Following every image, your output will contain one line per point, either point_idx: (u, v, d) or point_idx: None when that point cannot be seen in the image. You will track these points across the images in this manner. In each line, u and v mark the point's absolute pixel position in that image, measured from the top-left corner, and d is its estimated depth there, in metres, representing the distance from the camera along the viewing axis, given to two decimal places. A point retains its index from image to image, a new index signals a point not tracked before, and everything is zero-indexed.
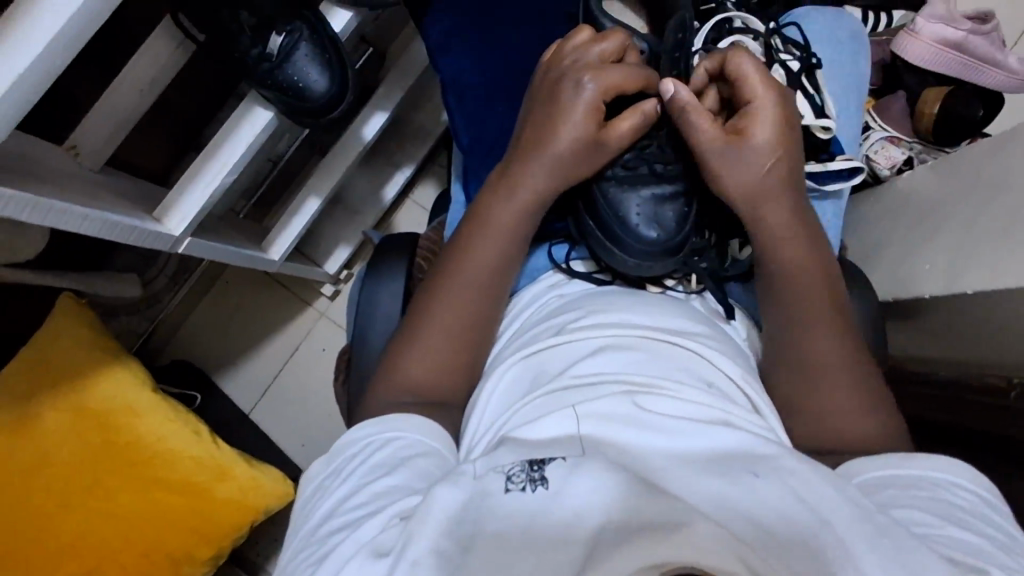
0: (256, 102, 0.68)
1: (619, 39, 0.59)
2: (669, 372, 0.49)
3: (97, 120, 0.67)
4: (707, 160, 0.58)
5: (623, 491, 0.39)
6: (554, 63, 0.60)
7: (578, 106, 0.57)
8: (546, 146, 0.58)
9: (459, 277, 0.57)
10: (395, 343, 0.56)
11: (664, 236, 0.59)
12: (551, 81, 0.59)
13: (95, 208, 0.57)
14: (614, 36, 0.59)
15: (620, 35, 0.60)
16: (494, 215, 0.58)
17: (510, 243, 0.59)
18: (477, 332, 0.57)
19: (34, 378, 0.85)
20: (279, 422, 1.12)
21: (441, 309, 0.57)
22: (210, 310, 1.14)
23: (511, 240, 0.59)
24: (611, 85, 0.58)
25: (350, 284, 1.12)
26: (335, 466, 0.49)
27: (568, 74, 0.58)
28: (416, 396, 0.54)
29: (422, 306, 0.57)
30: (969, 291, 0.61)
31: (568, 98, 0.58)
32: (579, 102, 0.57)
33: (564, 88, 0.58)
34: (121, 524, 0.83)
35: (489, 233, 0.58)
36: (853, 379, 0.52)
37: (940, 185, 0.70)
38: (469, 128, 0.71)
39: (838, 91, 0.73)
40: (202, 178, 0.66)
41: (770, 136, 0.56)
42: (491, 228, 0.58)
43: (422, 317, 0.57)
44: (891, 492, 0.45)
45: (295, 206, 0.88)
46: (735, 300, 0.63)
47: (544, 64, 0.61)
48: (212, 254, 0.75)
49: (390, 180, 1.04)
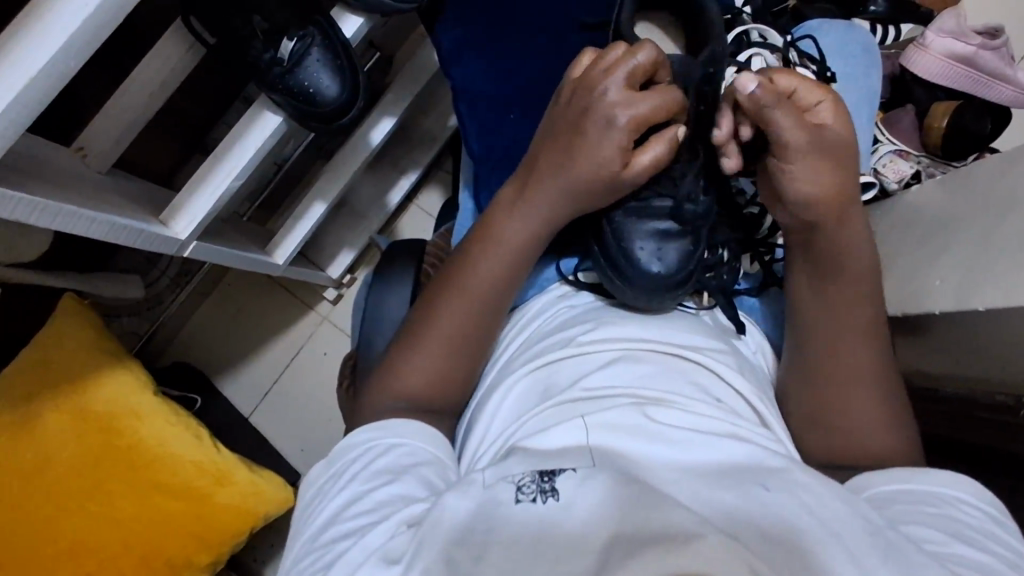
0: (266, 106, 0.67)
1: (652, 53, 0.55)
2: (679, 386, 0.49)
3: (106, 123, 0.67)
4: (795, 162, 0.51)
5: (634, 502, 0.38)
6: (581, 83, 0.56)
7: (607, 143, 0.55)
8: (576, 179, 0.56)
9: (472, 288, 0.56)
10: (406, 337, 0.56)
11: (666, 273, 0.57)
12: (579, 105, 0.56)
13: (103, 211, 0.56)
14: (647, 49, 0.55)
15: (651, 50, 0.55)
16: (507, 225, 0.58)
17: (514, 261, 0.57)
18: (480, 329, 0.57)
19: (36, 378, 0.85)
20: (279, 426, 1.11)
21: (453, 315, 0.56)
22: (213, 312, 1.14)
23: (516, 258, 0.57)
24: (640, 117, 0.54)
25: (353, 288, 1.11)
26: (337, 466, 0.49)
27: (597, 105, 0.55)
28: (409, 403, 0.54)
29: (437, 302, 0.57)
30: (980, 309, 0.60)
31: (597, 131, 0.55)
32: (608, 138, 0.54)
33: (592, 118, 0.55)
34: (122, 528, 0.82)
35: (505, 250, 0.57)
36: (864, 394, 0.52)
37: (950, 199, 0.69)
38: (481, 135, 0.71)
39: (852, 105, 0.72)
40: (211, 179, 0.66)
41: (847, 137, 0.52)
42: (503, 234, 0.57)
43: (433, 321, 0.56)
44: (900, 506, 0.44)
45: (301, 210, 0.87)
46: (744, 308, 0.64)
47: (572, 83, 0.57)
48: (218, 258, 0.74)
49: (395, 185, 1.03)
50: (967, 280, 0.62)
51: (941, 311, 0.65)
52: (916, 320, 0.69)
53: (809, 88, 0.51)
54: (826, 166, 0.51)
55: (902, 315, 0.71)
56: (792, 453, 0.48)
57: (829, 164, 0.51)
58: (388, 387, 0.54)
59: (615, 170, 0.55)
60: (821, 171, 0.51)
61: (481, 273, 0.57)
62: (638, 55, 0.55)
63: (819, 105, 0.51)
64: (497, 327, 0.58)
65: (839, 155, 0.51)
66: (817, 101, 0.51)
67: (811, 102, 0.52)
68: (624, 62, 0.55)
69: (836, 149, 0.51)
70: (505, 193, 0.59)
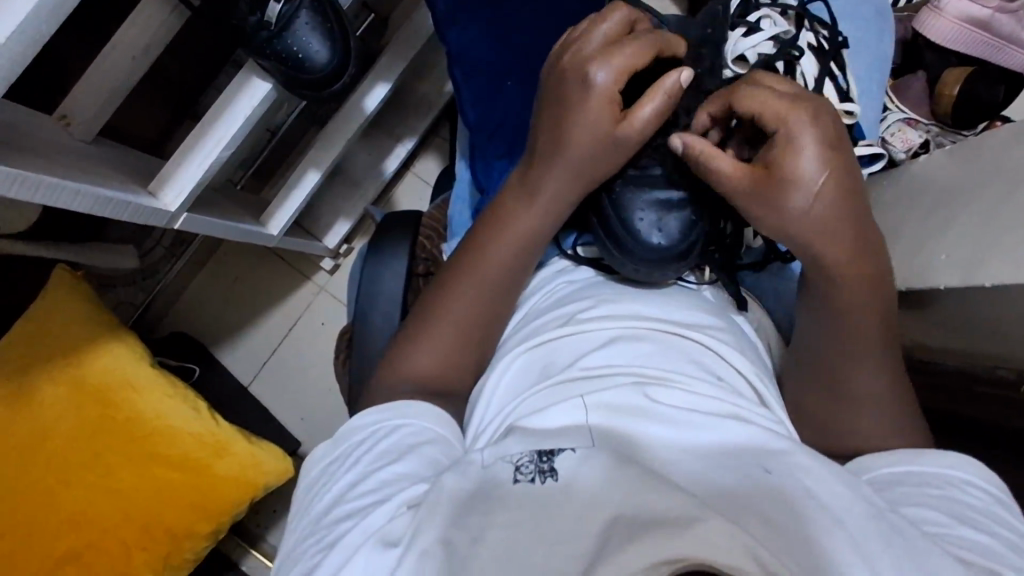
0: (254, 73, 0.64)
1: (622, 16, 0.55)
2: (680, 365, 0.48)
3: (90, 90, 0.64)
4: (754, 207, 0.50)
5: (633, 484, 0.37)
6: (559, 50, 0.56)
7: (591, 99, 0.53)
8: (578, 136, 0.54)
9: (481, 264, 0.56)
10: (415, 313, 0.56)
11: (667, 244, 0.55)
12: (558, 67, 0.55)
13: (88, 183, 0.54)
14: (616, 13, 0.55)
15: (623, 12, 0.55)
16: (509, 208, 0.57)
17: (516, 234, 0.56)
18: (480, 309, 0.55)
19: (36, 350, 0.85)
20: (279, 395, 1.11)
21: (466, 290, 0.55)
22: (209, 282, 1.13)
23: (519, 232, 0.56)
24: (620, 67, 0.52)
25: (350, 258, 1.09)
26: (340, 448, 0.48)
27: (572, 64, 0.54)
28: (415, 383, 0.52)
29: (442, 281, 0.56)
30: (987, 284, 0.58)
31: (578, 89, 0.53)
32: (590, 93, 0.53)
33: (571, 76, 0.54)
34: (122, 497, 0.82)
35: (507, 223, 0.56)
36: (870, 374, 0.51)
37: (961, 171, 0.67)
38: (477, 104, 0.68)
39: (862, 70, 0.70)
40: (200, 146, 0.64)
41: (806, 167, 0.47)
42: (511, 211, 0.57)
43: (443, 296, 0.56)
44: (903, 488, 0.44)
45: (295, 179, 0.85)
46: (744, 283, 0.65)
47: (552, 51, 0.57)
48: (211, 230, 0.72)
49: (391, 152, 1.01)
50: (974, 253, 0.61)
51: (945, 286, 0.63)
52: (919, 296, 0.68)
53: (774, 106, 0.49)
54: (788, 201, 0.48)
55: (907, 290, 0.69)
56: (792, 433, 0.48)
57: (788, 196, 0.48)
58: (397, 361, 0.54)
59: (610, 123, 0.53)
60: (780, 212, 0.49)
61: (485, 248, 0.56)
62: (609, 20, 0.54)
63: (784, 126, 0.48)
64: (504, 310, 0.57)
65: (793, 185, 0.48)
66: (780, 122, 0.48)
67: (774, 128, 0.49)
68: (597, 25, 0.54)
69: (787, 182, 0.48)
70: (522, 169, 0.57)
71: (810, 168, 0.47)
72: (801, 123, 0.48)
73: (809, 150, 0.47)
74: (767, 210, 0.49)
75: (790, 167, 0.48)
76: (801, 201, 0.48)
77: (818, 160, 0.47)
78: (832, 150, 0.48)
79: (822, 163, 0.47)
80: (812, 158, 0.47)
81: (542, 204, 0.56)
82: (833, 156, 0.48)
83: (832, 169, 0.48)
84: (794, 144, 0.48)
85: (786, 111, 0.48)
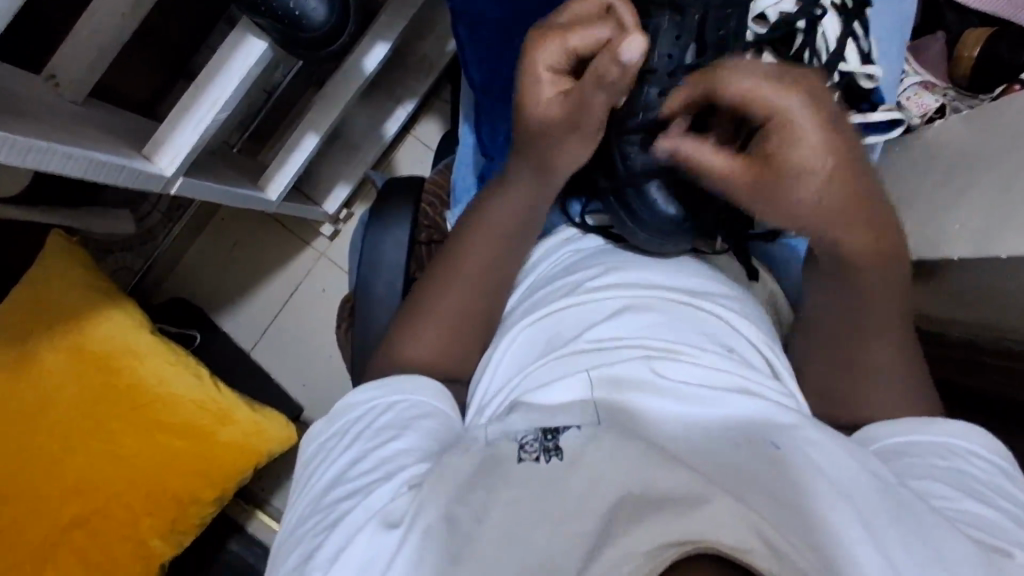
0: (249, 30, 0.61)
1: None
2: (688, 337, 0.47)
3: (77, 50, 0.62)
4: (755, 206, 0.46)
5: (640, 461, 0.37)
6: None
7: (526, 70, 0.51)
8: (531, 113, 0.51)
9: (491, 237, 0.55)
10: (422, 285, 0.56)
11: (682, 215, 0.54)
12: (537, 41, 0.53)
13: (78, 147, 0.52)
14: None
15: None
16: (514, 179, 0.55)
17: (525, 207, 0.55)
18: (484, 278, 0.55)
19: (35, 316, 0.84)
20: (280, 361, 1.11)
21: (476, 262, 0.55)
22: (207, 247, 1.11)
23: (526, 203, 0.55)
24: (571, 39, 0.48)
25: (350, 224, 1.08)
26: (337, 426, 0.47)
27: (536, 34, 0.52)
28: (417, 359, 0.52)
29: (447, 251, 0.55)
30: (1003, 256, 0.58)
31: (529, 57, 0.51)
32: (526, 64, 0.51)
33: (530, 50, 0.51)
34: (125, 465, 0.82)
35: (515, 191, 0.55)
36: (881, 350, 0.50)
37: (981, 138, 0.65)
38: (482, 64, 0.66)
39: (882, 31, 0.67)
40: (194, 110, 0.62)
41: (813, 163, 0.43)
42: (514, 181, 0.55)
43: (454, 269, 0.55)
44: (910, 459, 0.44)
45: (293, 142, 0.83)
46: (753, 254, 0.63)
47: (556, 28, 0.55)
48: (207, 195, 0.71)
49: (392, 115, 0.98)
50: (992, 223, 0.60)
51: (957, 257, 0.62)
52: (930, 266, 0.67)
53: (765, 93, 0.43)
54: (796, 192, 0.44)
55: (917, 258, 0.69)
56: (802, 407, 0.47)
57: (800, 192, 0.44)
58: (405, 336, 0.54)
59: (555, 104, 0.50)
60: (778, 204, 0.44)
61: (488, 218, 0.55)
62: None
63: (777, 114, 0.43)
64: (503, 275, 0.55)
65: (803, 184, 0.43)
66: (771, 113, 0.43)
67: (765, 117, 0.43)
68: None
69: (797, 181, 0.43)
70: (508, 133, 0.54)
71: (811, 163, 0.43)
72: (799, 114, 0.42)
73: (812, 136, 0.43)
74: (758, 200, 0.45)
75: (790, 157, 0.43)
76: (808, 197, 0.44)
77: (819, 155, 0.43)
78: (836, 142, 0.43)
79: (822, 162, 0.43)
80: (809, 154, 0.43)
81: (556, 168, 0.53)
82: (836, 138, 0.43)
83: (838, 160, 0.44)
84: (784, 133, 0.43)
85: (771, 96, 0.42)
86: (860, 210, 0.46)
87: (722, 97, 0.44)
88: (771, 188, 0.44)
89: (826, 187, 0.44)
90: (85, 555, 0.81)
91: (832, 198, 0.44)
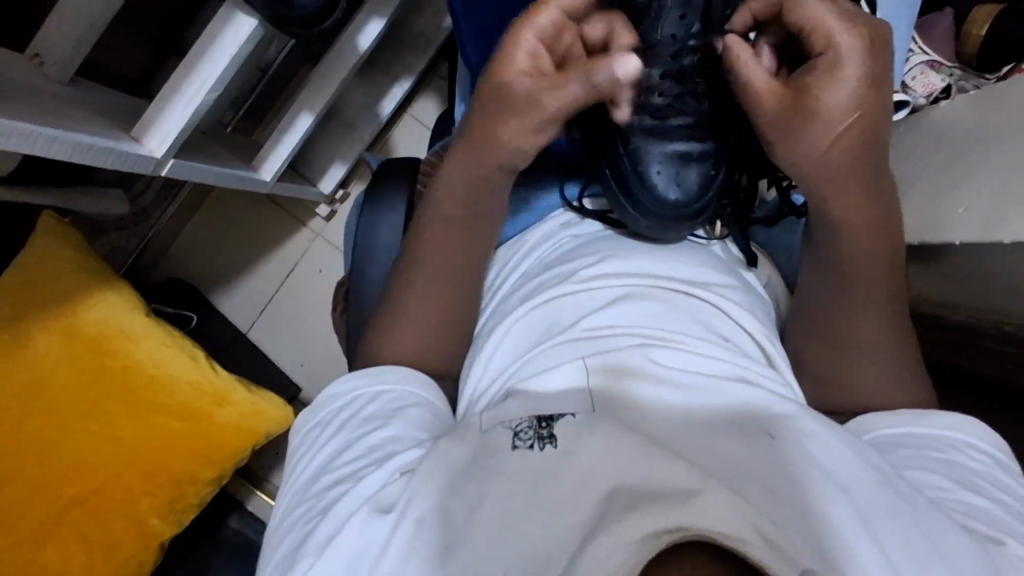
0: (237, 6, 0.60)
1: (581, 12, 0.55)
2: (685, 325, 0.46)
3: (61, 26, 0.60)
4: (777, 132, 0.50)
5: (637, 452, 0.37)
6: None
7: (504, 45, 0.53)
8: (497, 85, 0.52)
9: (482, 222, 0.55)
10: (412, 267, 0.54)
11: (684, 201, 0.53)
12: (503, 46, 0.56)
13: (63, 128, 0.51)
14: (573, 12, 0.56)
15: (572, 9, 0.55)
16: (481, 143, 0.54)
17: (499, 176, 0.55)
18: (463, 259, 0.55)
19: (27, 298, 0.84)
20: (278, 342, 1.10)
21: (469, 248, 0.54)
22: (202, 228, 1.10)
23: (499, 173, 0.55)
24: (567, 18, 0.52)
25: (346, 204, 1.07)
26: (322, 417, 0.47)
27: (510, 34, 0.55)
28: (411, 347, 0.52)
29: (438, 231, 0.54)
30: (1006, 241, 0.57)
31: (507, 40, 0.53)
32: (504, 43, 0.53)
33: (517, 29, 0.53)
34: (123, 446, 0.82)
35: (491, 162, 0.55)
36: (880, 339, 0.50)
37: (985, 120, 0.64)
38: (479, 43, 0.64)
39: (890, 8, 0.65)
40: (183, 89, 0.60)
41: (844, 99, 0.48)
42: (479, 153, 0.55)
43: (435, 251, 0.54)
44: (905, 451, 0.44)
45: (286, 122, 0.82)
46: (754, 240, 0.61)
47: None
48: (199, 177, 0.69)
49: (388, 93, 0.96)
50: (995, 206, 0.59)
51: (961, 242, 0.62)
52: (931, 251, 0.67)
53: (847, 43, 0.48)
54: (811, 124, 0.49)
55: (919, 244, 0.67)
56: (799, 397, 0.47)
57: (817, 126, 0.49)
58: (396, 323, 0.53)
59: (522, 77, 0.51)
60: (795, 131, 0.49)
61: (453, 188, 0.55)
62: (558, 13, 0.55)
63: (832, 48, 0.48)
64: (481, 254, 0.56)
65: (825, 120, 0.48)
66: (829, 44, 0.48)
67: (823, 45, 0.49)
68: None
69: (822, 114, 0.48)
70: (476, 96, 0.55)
71: (842, 102, 0.48)
72: (850, 52, 0.48)
73: (849, 74, 0.48)
74: (784, 123, 0.50)
75: (824, 90, 0.48)
76: (828, 134, 0.49)
77: (852, 94, 0.48)
78: (876, 91, 0.49)
79: (856, 99, 0.48)
80: (846, 91, 0.48)
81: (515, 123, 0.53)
82: (867, 79, 0.48)
83: (867, 104, 0.48)
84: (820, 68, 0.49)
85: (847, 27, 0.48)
86: (862, 168, 0.50)
87: (795, 15, 0.49)
88: (797, 113, 0.49)
89: (841, 128, 0.48)
90: (83, 534, 0.81)
91: (847, 144, 0.49)
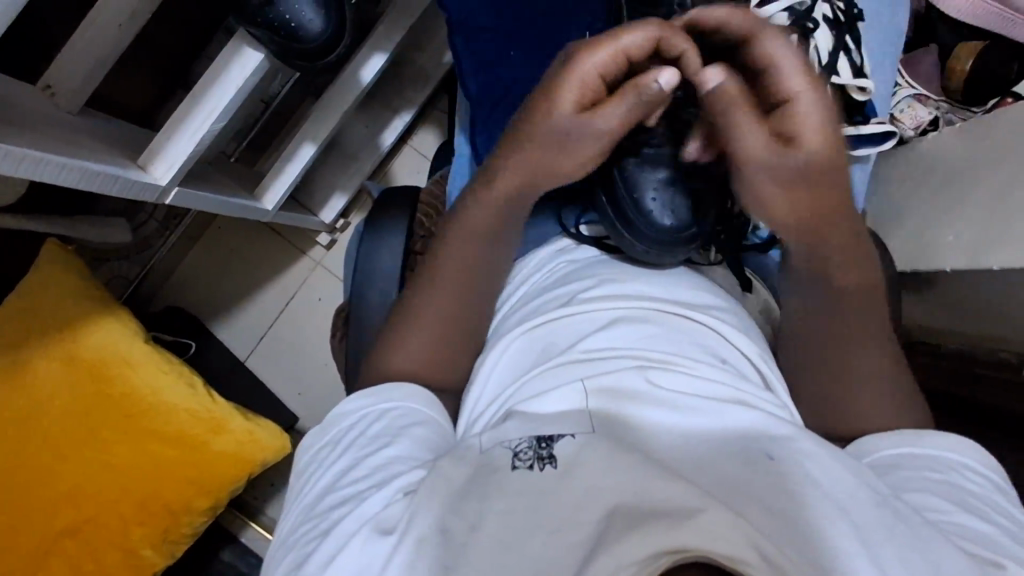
0: (245, 42, 0.62)
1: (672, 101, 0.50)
2: (683, 347, 0.47)
3: (73, 60, 0.62)
4: (745, 172, 0.49)
5: (633, 472, 0.37)
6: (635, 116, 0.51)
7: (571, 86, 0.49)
8: (551, 130, 0.50)
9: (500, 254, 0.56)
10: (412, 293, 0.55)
11: (677, 225, 0.55)
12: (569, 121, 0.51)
13: (73, 156, 0.53)
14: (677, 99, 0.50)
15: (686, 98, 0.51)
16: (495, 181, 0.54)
17: (508, 210, 0.55)
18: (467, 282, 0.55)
19: (29, 325, 0.84)
20: (276, 371, 1.10)
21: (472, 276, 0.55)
22: (204, 256, 1.11)
23: (510, 209, 0.55)
24: (626, 57, 0.49)
25: (347, 233, 1.08)
26: (330, 436, 0.47)
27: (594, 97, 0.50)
28: (409, 370, 0.52)
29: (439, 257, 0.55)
30: (995, 268, 0.58)
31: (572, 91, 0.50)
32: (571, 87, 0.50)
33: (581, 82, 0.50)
34: (117, 473, 0.81)
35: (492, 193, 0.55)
36: (875, 365, 0.51)
37: (970, 151, 0.66)
38: (478, 74, 0.66)
39: (875, 48, 0.68)
40: (189, 120, 0.62)
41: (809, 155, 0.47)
42: (502, 180, 0.54)
43: (435, 272, 0.55)
44: (904, 472, 0.44)
45: (290, 151, 0.83)
46: (748, 265, 0.64)
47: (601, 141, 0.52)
48: (202, 204, 0.70)
49: (388, 125, 0.98)
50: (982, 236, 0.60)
51: (951, 269, 0.63)
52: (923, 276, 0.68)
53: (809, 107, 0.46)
54: (788, 179, 0.48)
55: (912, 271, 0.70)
56: (796, 418, 0.47)
57: (801, 187, 0.48)
58: (392, 346, 0.53)
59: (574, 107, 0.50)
60: (783, 181, 0.48)
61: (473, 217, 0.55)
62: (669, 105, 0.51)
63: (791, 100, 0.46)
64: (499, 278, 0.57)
65: (812, 177, 0.47)
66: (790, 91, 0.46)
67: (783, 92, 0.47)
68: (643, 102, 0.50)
69: (805, 171, 0.47)
70: (509, 130, 0.54)
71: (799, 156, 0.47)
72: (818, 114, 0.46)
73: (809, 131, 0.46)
74: (762, 172, 0.48)
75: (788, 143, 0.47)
76: (789, 193, 0.48)
77: (805, 154, 0.47)
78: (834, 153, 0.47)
79: (807, 157, 0.47)
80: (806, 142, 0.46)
81: (567, 164, 0.53)
82: (830, 141, 0.47)
83: (825, 168, 0.47)
84: (801, 113, 0.46)
85: (812, 83, 0.46)
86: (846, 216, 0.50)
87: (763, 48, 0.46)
88: (772, 156, 0.47)
89: (806, 183, 0.48)
90: (76, 563, 0.80)
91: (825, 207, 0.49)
